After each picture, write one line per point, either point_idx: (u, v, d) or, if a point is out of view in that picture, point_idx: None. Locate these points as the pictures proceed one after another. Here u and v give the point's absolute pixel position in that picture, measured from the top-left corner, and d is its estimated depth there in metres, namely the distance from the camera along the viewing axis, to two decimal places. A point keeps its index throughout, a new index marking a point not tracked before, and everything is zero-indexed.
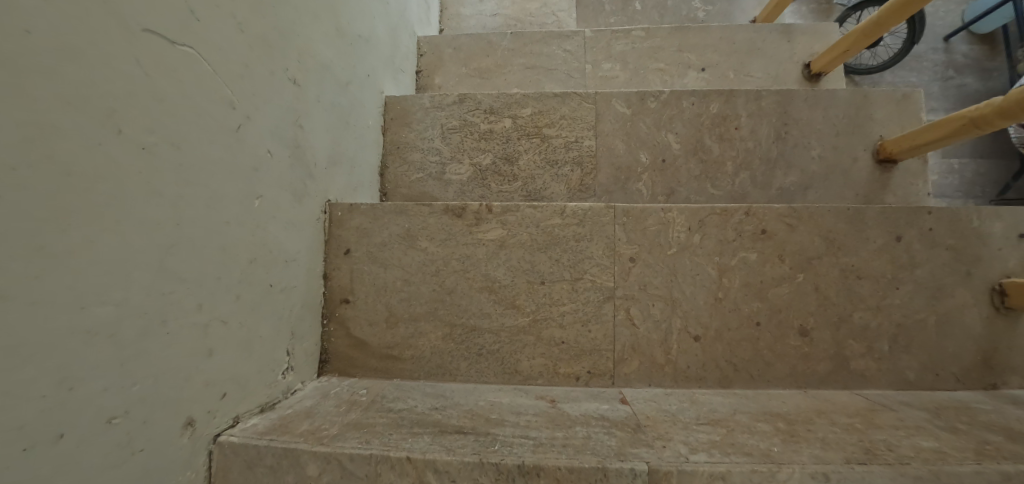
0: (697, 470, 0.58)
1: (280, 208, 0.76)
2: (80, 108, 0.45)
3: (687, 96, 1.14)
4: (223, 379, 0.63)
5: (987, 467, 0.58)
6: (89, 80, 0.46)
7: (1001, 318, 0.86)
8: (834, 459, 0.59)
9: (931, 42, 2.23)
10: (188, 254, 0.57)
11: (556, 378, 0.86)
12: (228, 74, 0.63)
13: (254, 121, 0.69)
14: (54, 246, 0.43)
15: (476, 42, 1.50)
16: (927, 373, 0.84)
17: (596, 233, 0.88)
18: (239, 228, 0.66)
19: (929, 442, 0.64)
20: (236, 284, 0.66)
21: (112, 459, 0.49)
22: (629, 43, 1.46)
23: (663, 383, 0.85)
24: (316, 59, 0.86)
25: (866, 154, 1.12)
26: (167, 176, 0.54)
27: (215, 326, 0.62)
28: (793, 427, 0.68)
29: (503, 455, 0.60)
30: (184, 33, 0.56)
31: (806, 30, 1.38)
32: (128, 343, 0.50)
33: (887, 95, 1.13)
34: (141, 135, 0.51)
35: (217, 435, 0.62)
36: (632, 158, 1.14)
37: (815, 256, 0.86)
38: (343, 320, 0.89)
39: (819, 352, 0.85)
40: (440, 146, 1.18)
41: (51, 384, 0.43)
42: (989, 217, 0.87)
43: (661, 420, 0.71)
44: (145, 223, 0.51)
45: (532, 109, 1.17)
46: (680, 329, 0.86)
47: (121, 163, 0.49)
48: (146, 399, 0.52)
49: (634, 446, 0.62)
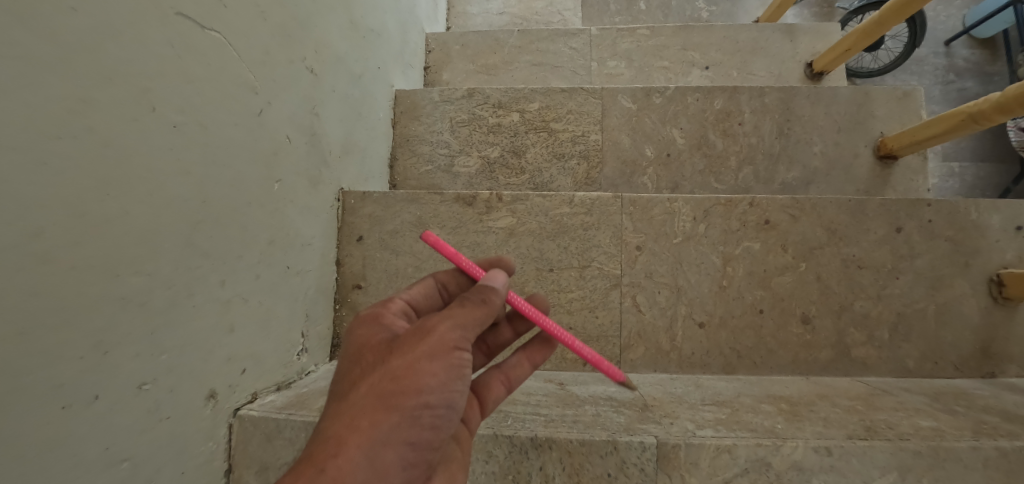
0: (703, 443, 0.59)
1: (297, 193, 0.78)
2: (120, 85, 0.46)
3: (692, 93, 1.17)
4: (242, 355, 0.65)
5: (983, 443, 0.60)
6: (126, 58, 0.47)
7: (999, 308, 0.87)
8: (835, 435, 0.61)
9: (932, 47, 2.26)
10: (213, 231, 0.59)
11: (563, 363, 0.88)
12: (251, 60, 0.66)
13: (274, 107, 0.71)
14: (95, 214, 0.44)
15: (484, 39, 1.53)
16: (926, 361, 0.86)
17: (604, 222, 0.90)
18: (259, 210, 0.68)
19: (928, 421, 0.65)
20: (255, 264, 0.68)
21: (141, 425, 0.50)
22: (634, 41, 1.49)
23: (668, 369, 0.87)
24: (332, 50, 0.88)
25: (866, 150, 1.14)
26: (194, 154, 0.56)
27: (237, 304, 0.64)
28: (795, 408, 0.70)
29: (516, 428, 0.62)
30: (212, 18, 0.58)
31: (808, 30, 1.41)
32: (158, 313, 0.52)
33: (887, 93, 1.15)
34: (172, 114, 0.52)
35: (237, 409, 0.64)
36: (638, 152, 1.17)
37: (817, 246, 0.88)
38: (354, 305, 0.93)
39: (820, 339, 0.87)
40: (449, 139, 1.21)
41: (88, 347, 0.44)
42: (988, 210, 0.89)
43: (667, 401, 0.73)
44: (176, 198, 0.53)
45: (539, 104, 1.19)
46: (684, 316, 0.88)
47: (153, 138, 0.50)
48: (172, 369, 0.54)
49: (643, 423, 0.64)
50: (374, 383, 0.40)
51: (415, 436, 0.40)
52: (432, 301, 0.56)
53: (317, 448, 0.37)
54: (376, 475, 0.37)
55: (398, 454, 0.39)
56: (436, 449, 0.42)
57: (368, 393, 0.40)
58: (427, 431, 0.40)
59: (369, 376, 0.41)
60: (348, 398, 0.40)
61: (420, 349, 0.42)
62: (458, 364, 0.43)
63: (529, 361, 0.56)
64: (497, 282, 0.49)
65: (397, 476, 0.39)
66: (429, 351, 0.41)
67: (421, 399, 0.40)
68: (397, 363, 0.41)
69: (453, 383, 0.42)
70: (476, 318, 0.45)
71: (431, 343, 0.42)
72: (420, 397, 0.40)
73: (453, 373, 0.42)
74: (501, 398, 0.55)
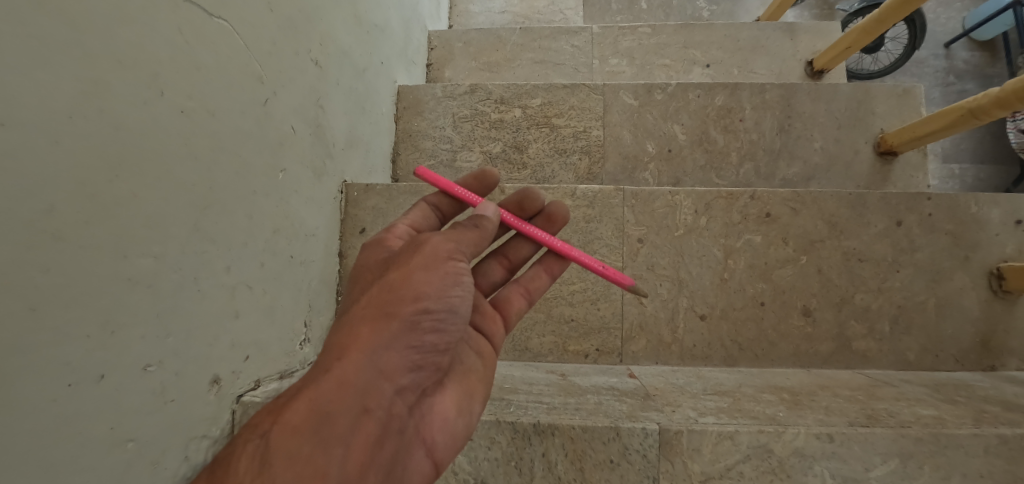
0: (706, 429, 0.59)
1: (302, 184, 0.79)
2: (130, 68, 0.47)
3: (693, 89, 1.17)
4: (245, 341, 0.66)
5: (985, 430, 0.60)
6: (137, 42, 0.47)
7: (998, 302, 0.88)
8: (837, 422, 0.61)
9: (932, 48, 2.27)
10: (219, 217, 0.60)
11: (565, 355, 0.88)
12: (258, 50, 0.66)
13: (280, 98, 0.72)
14: (104, 194, 0.44)
15: (486, 37, 1.53)
16: (926, 354, 0.87)
17: (606, 214, 0.91)
18: (264, 198, 0.69)
19: (928, 410, 0.66)
20: (260, 252, 0.68)
21: (147, 406, 0.50)
22: (636, 39, 1.50)
23: (669, 361, 0.87)
24: (337, 43, 0.89)
25: (867, 146, 1.15)
26: (201, 140, 0.56)
27: (241, 290, 0.64)
28: (797, 397, 0.70)
29: (518, 415, 0.62)
30: (220, 6, 0.59)
31: (809, 28, 1.42)
32: (165, 296, 0.52)
33: (888, 90, 1.16)
34: (181, 99, 0.53)
35: (240, 396, 0.65)
36: (639, 148, 1.17)
37: (818, 239, 0.89)
38: None
39: (821, 332, 0.87)
40: (452, 134, 1.22)
41: (96, 327, 0.44)
42: (988, 204, 0.90)
43: (669, 390, 0.73)
44: (184, 183, 0.54)
45: (542, 100, 1.20)
46: (686, 308, 0.88)
47: (161, 123, 0.51)
48: (178, 352, 0.54)
49: (645, 411, 0.64)
50: (373, 295, 0.48)
51: (416, 336, 0.48)
52: (429, 220, 0.65)
53: (330, 349, 0.46)
54: (381, 370, 0.45)
55: (401, 354, 0.47)
56: (437, 347, 0.50)
57: (368, 304, 0.47)
58: (426, 331, 0.48)
59: (369, 289, 0.49)
60: (351, 311, 0.48)
61: (412, 262, 0.49)
62: (450, 272, 0.50)
63: (547, 273, 0.70)
64: (488, 211, 0.57)
65: (403, 369, 0.47)
66: (421, 264, 0.49)
67: (419, 305, 0.47)
68: (393, 276, 0.49)
69: (451, 289, 0.50)
70: (465, 237, 0.53)
71: (422, 257, 0.49)
72: (418, 303, 0.47)
73: (445, 280, 0.49)
74: (523, 307, 0.68)
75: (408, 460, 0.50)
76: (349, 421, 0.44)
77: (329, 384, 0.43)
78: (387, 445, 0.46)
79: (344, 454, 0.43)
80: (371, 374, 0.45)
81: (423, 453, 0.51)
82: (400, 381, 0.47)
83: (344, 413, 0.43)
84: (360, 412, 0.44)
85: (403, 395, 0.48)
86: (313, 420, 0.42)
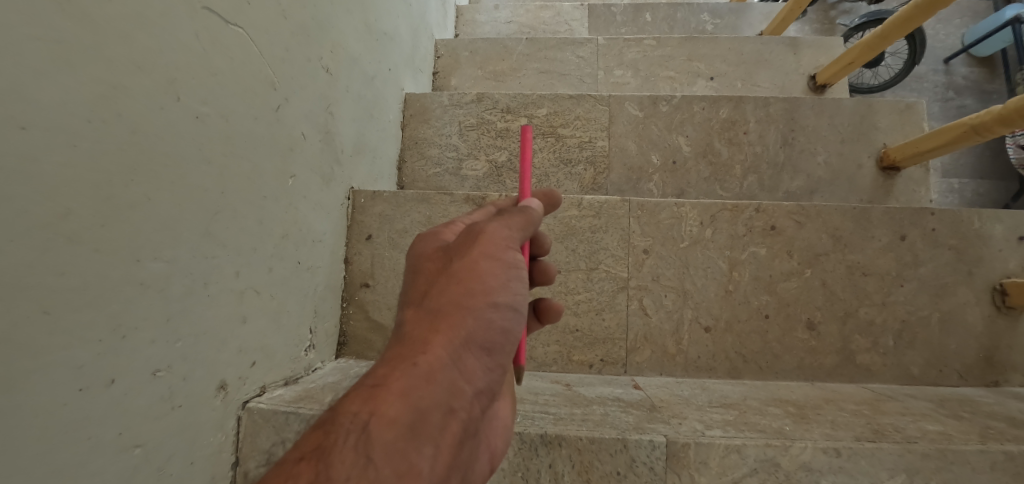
0: (713, 442, 0.59)
1: (310, 190, 0.79)
2: (149, 74, 0.47)
3: (698, 101, 1.18)
4: (252, 347, 0.66)
5: (991, 447, 0.60)
6: (155, 47, 0.48)
7: (1002, 317, 0.88)
8: (844, 437, 0.61)
9: (932, 64, 2.30)
10: (230, 221, 0.60)
11: (569, 365, 0.88)
12: (271, 56, 0.67)
13: (292, 104, 0.72)
14: (120, 199, 0.44)
15: (492, 46, 1.55)
16: (930, 369, 0.87)
17: (612, 225, 0.91)
18: (274, 204, 0.69)
19: (934, 426, 0.66)
20: (268, 257, 0.69)
21: (156, 411, 0.50)
22: (641, 51, 1.52)
23: (674, 372, 0.87)
24: (347, 51, 0.90)
25: (869, 161, 1.16)
26: (215, 145, 0.57)
27: (250, 296, 0.64)
28: (803, 411, 0.70)
29: (526, 425, 0.62)
30: (236, 14, 0.59)
31: (812, 43, 1.44)
32: (175, 300, 0.52)
33: (890, 105, 1.17)
34: (197, 104, 0.54)
35: (246, 402, 0.65)
36: (644, 159, 1.18)
37: (823, 252, 0.89)
38: (362, 303, 0.94)
39: (825, 345, 0.87)
40: (457, 142, 1.22)
41: (107, 331, 0.44)
42: (990, 220, 0.90)
43: (674, 402, 0.73)
44: (196, 187, 0.54)
45: (547, 110, 1.21)
46: (691, 320, 0.88)
47: (177, 127, 0.51)
48: (186, 357, 0.54)
49: (651, 423, 0.64)
50: (449, 292, 0.51)
51: (488, 333, 0.52)
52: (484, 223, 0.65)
53: (412, 343, 0.49)
54: (463, 370, 0.50)
55: (478, 353, 0.51)
56: (506, 349, 0.54)
57: (444, 299, 0.51)
58: (496, 330, 0.52)
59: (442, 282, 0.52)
60: (427, 306, 0.52)
61: (476, 252, 0.53)
62: (511, 262, 0.54)
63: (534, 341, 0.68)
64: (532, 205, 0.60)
65: (480, 370, 0.51)
66: (488, 254, 0.53)
67: (489, 299, 0.52)
68: (459, 265, 0.52)
69: (511, 284, 0.53)
70: (517, 225, 0.56)
71: (486, 247, 0.53)
72: (487, 296, 0.52)
73: (508, 272, 0.53)
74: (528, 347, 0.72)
75: (475, 464, 0.54)
76: (437, 418, 0.47)
77: (418, 378, 0.47)
78: (466, 445, 0.50)
79: (433, 453, 0.46)
80: (453, 372, 0.49)
81: (487, 455, 0.56)
82: (478, 382, 0.51)
83: (432, 406, 0.47)
84: (446, 410, 0.48)
85: (480, 397, 0.51)
86: (407, 414, 0.46)
